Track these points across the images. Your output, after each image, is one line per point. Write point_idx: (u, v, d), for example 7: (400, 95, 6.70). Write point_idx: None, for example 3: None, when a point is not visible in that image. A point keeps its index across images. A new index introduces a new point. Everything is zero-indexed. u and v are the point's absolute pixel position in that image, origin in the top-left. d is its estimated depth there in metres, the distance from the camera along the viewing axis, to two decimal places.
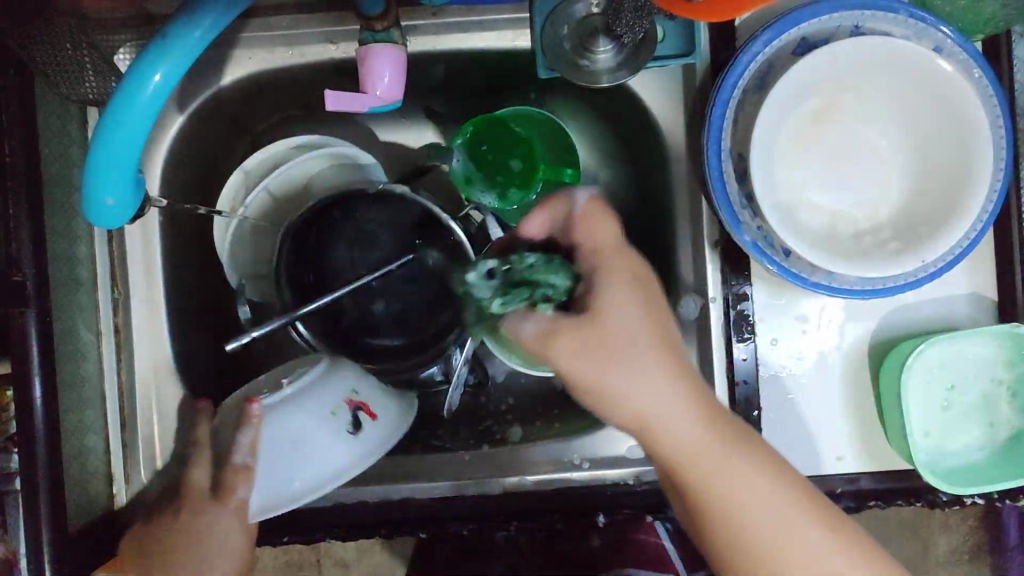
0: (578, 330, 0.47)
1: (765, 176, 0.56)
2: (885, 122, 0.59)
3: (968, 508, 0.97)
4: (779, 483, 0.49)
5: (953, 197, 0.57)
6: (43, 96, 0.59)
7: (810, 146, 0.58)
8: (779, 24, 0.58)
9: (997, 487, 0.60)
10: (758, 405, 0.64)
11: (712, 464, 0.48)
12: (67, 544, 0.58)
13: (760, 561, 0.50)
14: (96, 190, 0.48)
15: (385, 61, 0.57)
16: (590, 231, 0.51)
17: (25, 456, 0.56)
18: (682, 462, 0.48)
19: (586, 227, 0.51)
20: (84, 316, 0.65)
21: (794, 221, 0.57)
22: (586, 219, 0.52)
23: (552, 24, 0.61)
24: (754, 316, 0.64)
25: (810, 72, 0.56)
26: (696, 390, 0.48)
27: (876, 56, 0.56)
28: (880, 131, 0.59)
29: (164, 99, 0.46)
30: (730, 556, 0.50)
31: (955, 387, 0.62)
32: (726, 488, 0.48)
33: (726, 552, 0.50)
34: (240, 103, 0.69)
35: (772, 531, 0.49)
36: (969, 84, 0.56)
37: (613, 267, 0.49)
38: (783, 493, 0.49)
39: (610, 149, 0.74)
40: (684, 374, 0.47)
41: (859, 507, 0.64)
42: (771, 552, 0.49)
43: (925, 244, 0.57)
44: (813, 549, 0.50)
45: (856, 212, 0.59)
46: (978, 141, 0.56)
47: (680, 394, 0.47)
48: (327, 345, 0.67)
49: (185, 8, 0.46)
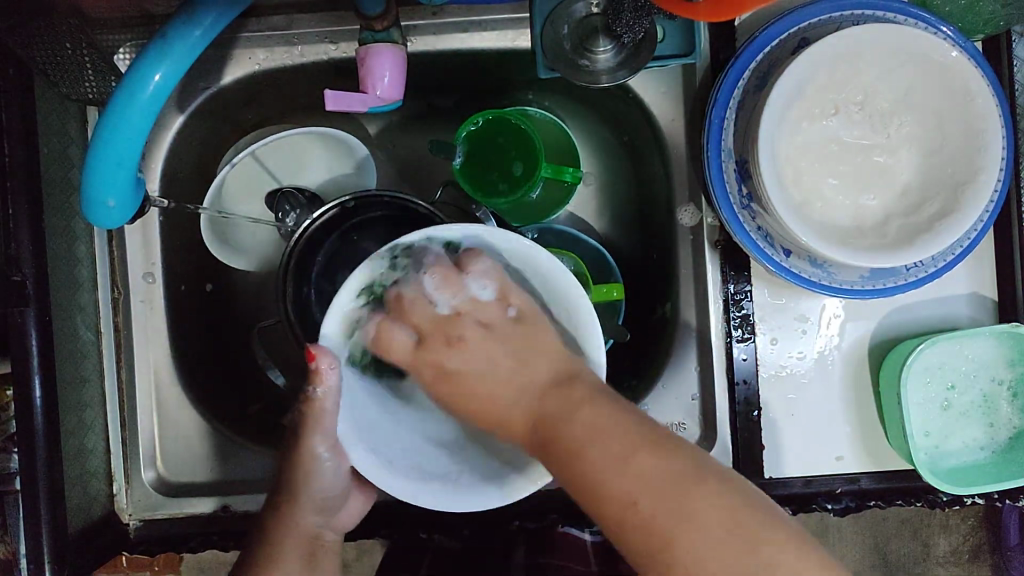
0: (503, 337, 0.57)
1: (777, 175, 0.54)
2: (899, 110, 0.56)
3: (969, 508, 0.97)
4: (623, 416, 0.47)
5: (961, 190, 0.55)
6: (43, 96, 0.59)
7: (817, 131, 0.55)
8: (776, 25, 0.58)
9: (998, 487, 0.60)
10: (758, 405, 0.64)
11: (600, 458, 0.46)
12: (67, 543, 0.58)
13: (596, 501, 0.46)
14: (97, 191, 0.48)
15: (385, 61, 0.57)
16: (409, 317, 0.58)
17: (25, 456, 0.56)
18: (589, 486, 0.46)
19: (402, 316, 0.58)
20: (84, 315, 0.65)
21: (807, 212, 0.55)
22: (398, 310, 0.57)
23: (551, 24, 0.61)
24: (754, 316, 0.64)
25: (820, 67, 0.54)
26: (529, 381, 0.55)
27: (880, 44, 0.54)
28: (897, 120, 0.56)
29: (165, 98, 0.46)
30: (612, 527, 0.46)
31: (955, 388, 0.62)
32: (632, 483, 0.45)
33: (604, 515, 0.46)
34: (241, 102, 0.69)
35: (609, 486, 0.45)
36: (971, 68, 0.55)
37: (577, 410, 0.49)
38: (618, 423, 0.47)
39: (611, 149, 0.74)
40: (524, 375, 0.55)
41: (859, 507, 0.64)
42: (607, 491, 0.45)
43: (942, 232, 0.54)
44: (597, 450, 0.46)
45: (863, 205, 0.56)
46: (985, 131, 0.55)
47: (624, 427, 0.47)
48: None
49: (185, 7, 0.46)
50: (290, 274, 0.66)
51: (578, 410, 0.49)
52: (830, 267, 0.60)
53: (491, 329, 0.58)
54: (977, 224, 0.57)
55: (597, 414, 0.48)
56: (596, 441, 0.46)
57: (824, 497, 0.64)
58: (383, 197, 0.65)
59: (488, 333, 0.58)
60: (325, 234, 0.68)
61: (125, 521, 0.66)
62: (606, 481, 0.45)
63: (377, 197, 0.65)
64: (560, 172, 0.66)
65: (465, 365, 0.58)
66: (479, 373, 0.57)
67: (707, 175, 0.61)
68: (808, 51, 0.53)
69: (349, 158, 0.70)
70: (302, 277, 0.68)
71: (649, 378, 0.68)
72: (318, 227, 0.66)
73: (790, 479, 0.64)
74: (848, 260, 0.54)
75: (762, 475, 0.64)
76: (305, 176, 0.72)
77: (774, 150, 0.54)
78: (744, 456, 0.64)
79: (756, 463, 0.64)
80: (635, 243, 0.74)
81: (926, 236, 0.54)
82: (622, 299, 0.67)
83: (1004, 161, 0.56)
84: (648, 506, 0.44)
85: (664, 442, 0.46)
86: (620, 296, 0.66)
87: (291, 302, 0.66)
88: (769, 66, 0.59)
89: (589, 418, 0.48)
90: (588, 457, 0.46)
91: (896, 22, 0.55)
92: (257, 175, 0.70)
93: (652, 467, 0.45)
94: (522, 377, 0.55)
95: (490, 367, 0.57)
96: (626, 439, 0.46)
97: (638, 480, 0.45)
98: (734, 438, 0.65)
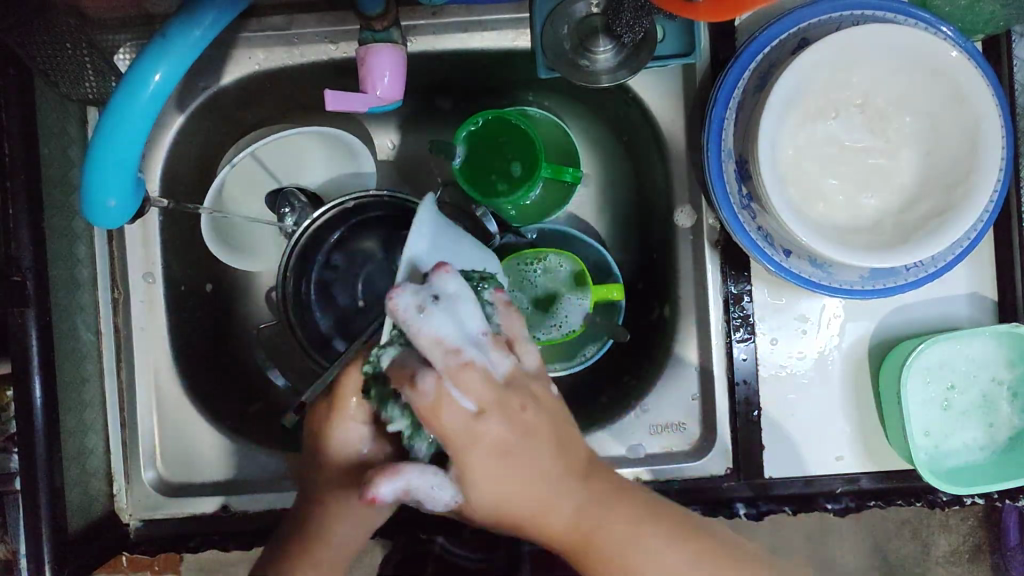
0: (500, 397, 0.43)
1: (778, 176, 0.54)
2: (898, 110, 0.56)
3: (968, 508, 0.97)
4: (626, 490, 0.48)
5: (961, 191, 0.55)
6: (44, 96, 0.59)
7: (816, 130, 0.55)
8: (777, 25, 0.58)
9: (999, 487, 0.60)
10: (758, 405, 0.64)
11: (615, 546, 0.46)
12: (67, 542, 0.58)
13: (586, 547, 0.46)
14: (98, 191, 0.48)
15: (385, 61, 0.57)
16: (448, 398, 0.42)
17: (25, 456, 0.56)
18: (579, 546, 0.46)
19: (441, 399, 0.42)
20: (84, 315, 0.65)
21: (806, 212, 0.55)
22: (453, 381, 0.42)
23: (551, 24, 0.61)
24: (754, 316, 0.64)
25: (821, 67, 0.54)
26: (549, 456, 0.45)
27: (880, 44, 0.54)
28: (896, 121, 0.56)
29: (165, 99, 0.46)
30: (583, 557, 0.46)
31: (954, 388, 0.62)
32: (644, 556, 0.47)
33: (580, 554, 0.47)
34: (242, 102, 0.69)
35: (592, 529, 0.46)
36: (972, 69, 0.54)
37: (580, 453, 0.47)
38: (625, 501, 0.48)
39: (611, 149, 0.74)
40: (553, 442, 0.45)
41: (859, 507, 0.64)
42: (581, 545, 0.46)
43: (942, 232, 0.54)
44: (609, 524, 0.46)
45: (863, 206, 0.56)
46: (986, 131, 0.54)
47: (662, 541, 0.47)
48: (319, 357, 0.68)
49: (186, 7, 0.46)
50: (286, 273, 0.66)
51: (599, 492, 0.47)
52: (830, 267, 0.60)
53: (554, 413, 0.46)
54: (977, 224, 0.57)
55: (614, 498, 0.47)
56: (605, 523, 0.46)
57: (824, 497, 0.64)
58: (382, 197, 0.65)
59: (545, 420, 0.45)
60: (323, 233, 0.68)
61: (126, 521, 0.66)
62: (613, 546, 0.46)
63: (375, 196, 0.65)
64: (559, 172, 0.66)
65: (494, 448, 0.43)
66: (511, 439, 0.43)
67: (707, 176, 0.61)
68: (809, 51, 0.53)
69: (348, 158, 0.70)
70: (298, 277, 0.68)
71: (649, 377, 0.68)
72: (315, 228, 0.66)
73: (791, 479, 0.64)
74: (848, 259, 0.53)
75: (762, 475, 0.64)
76: (305, 174, 0.72)
77: (775, 149, 0.54)
78: (743, 456, 0.64)
79: (756, 463, 0.64)
80: (636, 243, 0.74)
81: (926, 236, 0.54)
82: (622, 299, 0.67)
83: (1005, 161, 0.56)
84: (616, 559, 0.46)
85: (671, 519, 0.49)
86: (620, 296, 0.66)
87: (286, 302, 0.67)
88: (769, 66, 0.59)
89: (619, 520, 0.47)
90: (585, 526, 0.46)
91: (896, 22, 0.55)
92: (257, 174, 0.70)
93: (625, 519, 0.47)
94: (546, 437, 0.45)
95: (512, 439, 0.44)
96: (625, 517, 0.47)
97: (612, 527, 0.46)
98: (734, 437, 0.65)
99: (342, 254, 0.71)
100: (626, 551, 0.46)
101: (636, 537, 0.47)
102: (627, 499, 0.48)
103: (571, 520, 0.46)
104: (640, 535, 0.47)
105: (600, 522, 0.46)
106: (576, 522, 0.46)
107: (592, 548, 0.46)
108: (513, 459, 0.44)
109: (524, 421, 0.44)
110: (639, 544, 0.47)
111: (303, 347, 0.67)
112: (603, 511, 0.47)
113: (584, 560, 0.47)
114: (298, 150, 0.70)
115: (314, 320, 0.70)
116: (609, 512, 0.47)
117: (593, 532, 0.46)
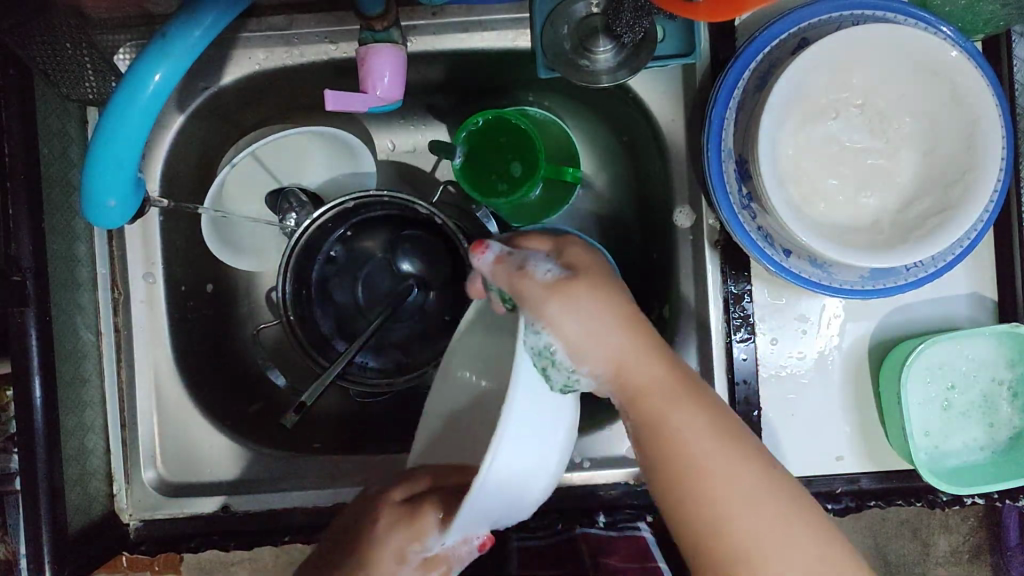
0: (562, 290, 0.47)
1: (778, 176, 0.54)
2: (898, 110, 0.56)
3: (969, 508, 0.97)
4: (762, 462, 0.49)
5: (961, 191, 0.55)
6: (44, 96, 0.59)
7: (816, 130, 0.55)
8: (777, 25, 0.58)
9: (999, 487, 0.60)
10: (758, 405, 0.64)
11: (709, 459, 0.49)
12: (67, 542, 0.58)
13: (682, 476, 0.49)
14: (97, 191, 0.48)
15: (385, 61, 0.57)
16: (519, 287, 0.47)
17: (25, 456, 0.56)
18: (681, 476, 0.49)
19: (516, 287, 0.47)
20: (84, 316, 0.65)
21: (806, 212, 0.55)
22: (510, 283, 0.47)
23: (551, 24, 0.61)
24: (754, 316, 0.64)
25: (821, 67, 0.54)
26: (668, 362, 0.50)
27: (880, 44, 0.54)
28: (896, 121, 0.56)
29: (165, 99, 0.46)
30: (684, 493, 0.49)
31: (954, 387, 0.62)
32: (687, 429, 0.49)
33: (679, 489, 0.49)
34: (242, 102, 0.69)
35: (711, 460, 0.48)
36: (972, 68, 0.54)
37: (697, 416, 0.49)
38: (728, 448, 0.49)
39: (611, 149, 0.74)
40: (633, 324, 0.49)
41: (859, 507, 0.64)
42: (698, 468, 0.48)
43: (942, 232, 0.54)
44: (743, 524, 0.48)
45: (863, 207, 0.56)
46: (985, 131, 0.54)
47: (710, 422, 0.49)
48: (320, 357, 0.68)
49: (186, 8, 0.46)
50: (288, 274, 0.66)
51: (691, 397, 0.50)
52: (829, 267, 0.60)
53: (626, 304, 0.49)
54: (977, 224, 0.57)
55: (696, 400, 0.50)
56: (682, 433, 0.49)
57: (824, 496, 0.64)
58: (383, 197, 0.65)
59: (601, 285, 0.49)
60: (324, 234, 0.68)
61: (126, 521, 0.66)
62: (714, 484, 0.48)
63: (376, 196, 0.65)
64: (560, 171, 0.67)
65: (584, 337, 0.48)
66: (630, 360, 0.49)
67: (707, 176, 0.61)
68: (808, 51, 0.53)
69: (349, 158, 0.70)
70: (300, 277, 0.68)
71: None
72: (316, 229, 0.66)
73: (791, 479, 0.64)
74: (848, 259, 0.53)
75: None
76: (304, 174, 0.72)
77: (775, 149, 0.54)
78: None
79: None
80: (637, 243, 0.74)
81: (926, 236, 0.54)
82: None
83: (1005, 161, 0.56)
84: (718, 498, 0.48)
85: (746, 441, 0.50)
86: None
87: (288, 302, 0.66)
88: (768, 66, 0.59)
89: (698, 426, 0.49)
90: (691, 453, 0.48)
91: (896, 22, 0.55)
92: (256, 175, 0.70)
93: (711, 432, 0.49)
94: (650, 365, 0.49)
95: (611, 338, 0.48)
96: (737, 451, 0.49)
97: (761, 512, 0.48)
98: None
99: (343, 253, 0.71)
100: (709, 477, 0.48)
101: (726, 481, 0.48)
102: (689, 400, 0.49)
103: (673, 453, 0.49)
104: (745, 471, 0.49)
105: (757, 547, 0.48)
106: (701, 450, 0.48)
107: (700, 469, 0.48)
108: (601, 326, 0.48)
109: (652, 372, 0.49)
110: (739, 481, 0.48)
111: (303, 347, 0.67)
112: (678, 432, 0.49)
113: (711, 551, 0.49)
114: (297, 149, 0.70)
115: (315, 319, 0.70)
116: (686, 436, 0.49)
117: (708, 492, 0.48)
